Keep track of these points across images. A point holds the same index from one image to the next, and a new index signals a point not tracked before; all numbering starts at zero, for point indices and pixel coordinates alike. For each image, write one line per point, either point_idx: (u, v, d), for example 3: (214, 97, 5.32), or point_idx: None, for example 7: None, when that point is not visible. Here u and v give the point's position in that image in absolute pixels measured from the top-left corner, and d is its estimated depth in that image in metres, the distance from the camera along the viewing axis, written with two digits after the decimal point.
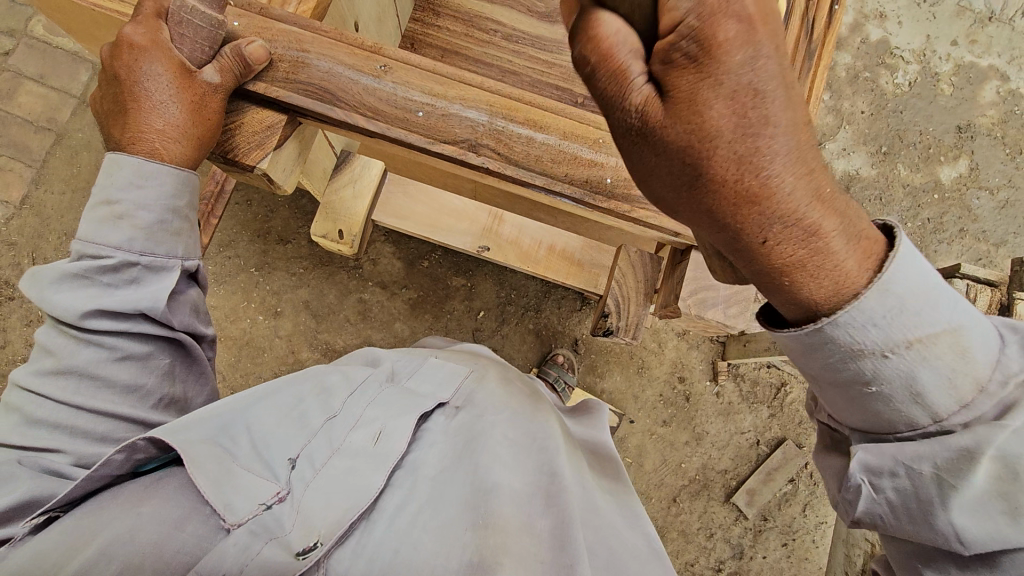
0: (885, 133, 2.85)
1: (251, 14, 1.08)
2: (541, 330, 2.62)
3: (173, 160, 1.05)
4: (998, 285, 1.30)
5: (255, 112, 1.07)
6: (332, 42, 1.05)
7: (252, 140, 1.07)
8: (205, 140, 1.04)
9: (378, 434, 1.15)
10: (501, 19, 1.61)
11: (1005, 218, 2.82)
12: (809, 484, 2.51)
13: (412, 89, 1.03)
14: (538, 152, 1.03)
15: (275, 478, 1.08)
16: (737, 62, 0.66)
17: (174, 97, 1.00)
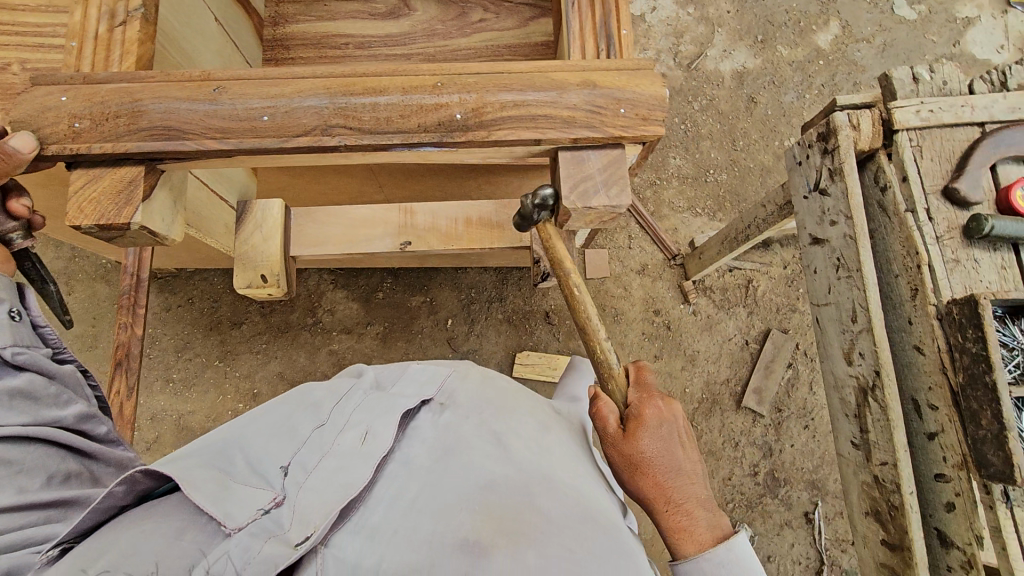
0: (755, 23, 2.97)
1: (76, 85, 1.01)
2: (512, 316, 2.65)
3: None
4: (875, 104, 1.37)
5: (109, 174, 0.99)
6: (162, 84, 0.99)
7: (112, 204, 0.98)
8: None
9: (365, 435, 1.18)
10: (351, 33, 1.65)
11: (890, 59, 2.95)
12: (807, 361, 2.59)
13: (249, 98, 0.96)
14: (389, 114, 0.95)
15: (272, 486, 1.08)
16: (649, 432, 1.23)
17: None
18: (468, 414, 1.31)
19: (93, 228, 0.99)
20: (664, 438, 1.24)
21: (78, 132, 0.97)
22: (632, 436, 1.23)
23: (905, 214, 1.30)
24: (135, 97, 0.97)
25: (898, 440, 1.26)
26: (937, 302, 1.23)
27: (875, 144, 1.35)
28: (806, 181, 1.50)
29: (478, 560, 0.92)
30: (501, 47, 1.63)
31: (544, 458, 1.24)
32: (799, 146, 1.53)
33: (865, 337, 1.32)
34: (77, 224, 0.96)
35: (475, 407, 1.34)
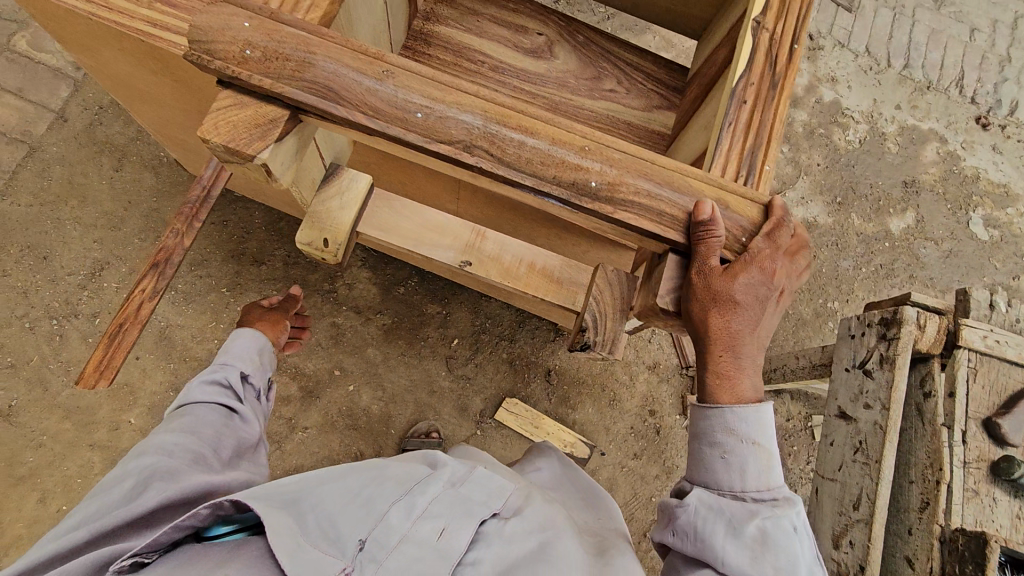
0: (839, 185, 3.10)
1: (262, 15, 0.80)
2: (515, 360, 2.63)
3: (229, 130, 0.78)
4: (946, 312, 1.39)
5: (257, 105, 0.80)
6: (341, 47, 0.79)
7: (250, 130, 0.79)
8: (226, 135, 0.77)
9: (444, 530, 1.09)
10: (489, 51, 1.54)
11: (949, 267, 3.07)
12: None
13: (412, 93, 0.79)
14: (530, 154, 0.80)
15: (343, 555, 1.02)
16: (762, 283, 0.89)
17: (215, 123, 0.78)
18: (542, 522, 1.20)
19: (219, 150, 0.79)
20: (749, 312, 0.91)
21: (246, 59, 0.78)
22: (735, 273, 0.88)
23: (939, 427, 1.30)
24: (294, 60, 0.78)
25: None
26: (944, 523, 1.23)
27: (934, 350, 1.36)
28: (854, 355, 1.52)
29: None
30: (618, 120, 1.54)
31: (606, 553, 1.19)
32: (856, 321, 1.55)
33: (860, 528, 1.31)
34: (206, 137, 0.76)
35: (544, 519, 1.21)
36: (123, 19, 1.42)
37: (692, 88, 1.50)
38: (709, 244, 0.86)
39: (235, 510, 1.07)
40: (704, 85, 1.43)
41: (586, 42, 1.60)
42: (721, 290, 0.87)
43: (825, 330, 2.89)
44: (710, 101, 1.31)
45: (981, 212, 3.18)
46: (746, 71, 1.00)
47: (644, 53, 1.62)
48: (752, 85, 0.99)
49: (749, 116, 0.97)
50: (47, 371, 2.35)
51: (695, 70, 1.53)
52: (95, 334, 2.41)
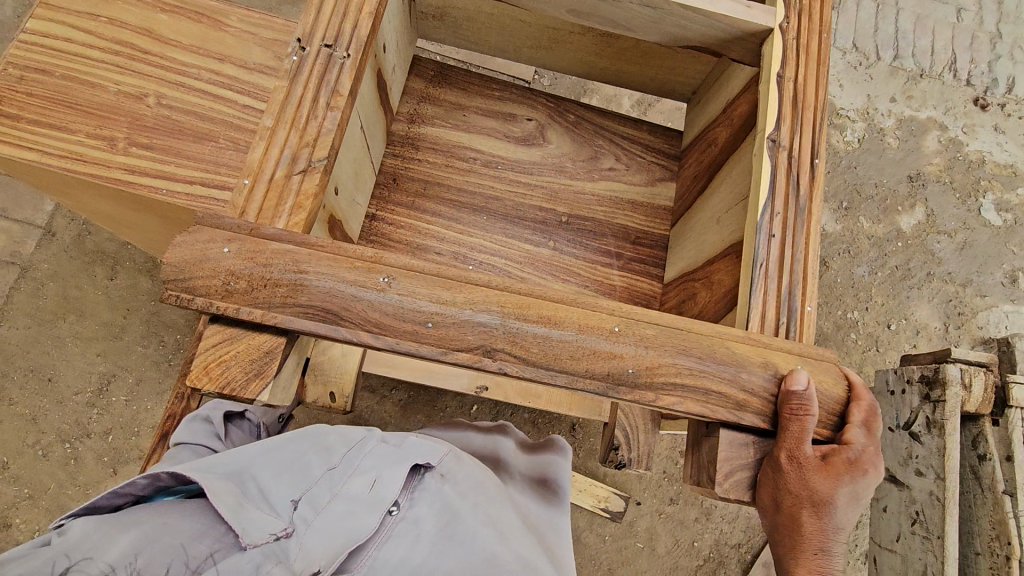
0: (843, 189, 3.03)
1: (240, 236, 0.94)
2: (537, 418, 2.57)
3: (228, 378, 0.91)
4: (989, 365, 1.31)
5: (249, 337, 0.93)
6: (331, 257, 0.93)
7: (246, 369, 0.92)
8: (231, 379, 0.91)
9: (376, 483, 1.03)
10: (479, 146, 1.48)
11: (966, 258, 3.00)
12: None
13: (419, 300, 0.91)
14: (558, 350, 0.92)
15: (279, 516, 0.99)
16: (848, 454, 0.97)
17: (222, 371, 0.91)
18: (476, 482, 1.08)
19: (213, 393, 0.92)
20: (845, 499, 1.00)
21: (231, 291, 0.90)
22: (828, 464, 0.97)
23: (1002, 496, 1.24)
24: (281, 284, 0.91)
25: None
26: None
27: (984, 409, 1.30)
28: (897, 414, 1.44)
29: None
30: (623, 200, 1.48)
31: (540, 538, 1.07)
32: (893, 374, 1.46)
33: None
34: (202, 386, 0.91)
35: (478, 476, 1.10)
36: (104, 171, 1.35)
37: (690, 161, 1.45)
38: (803, 430, 0.94)
39: (179, 482, 0.98)
40: (703, 163, 1.39)
41: (577, 120, 1.54)
42: (816, 474, 0.95)
43: (848, 341, 2.82)
44: (714, 189, 1.30)
45: (991, 197, 3.10)
46: (768, 201, 1.08)
47: (637, 122, 1.57)
48: (777, 213, 1.08)
49: (779, 253, 1.06)
50: (66, 497, 2.30)
51: (691, 139, 1.48)
52: (112, 451, 2.38)
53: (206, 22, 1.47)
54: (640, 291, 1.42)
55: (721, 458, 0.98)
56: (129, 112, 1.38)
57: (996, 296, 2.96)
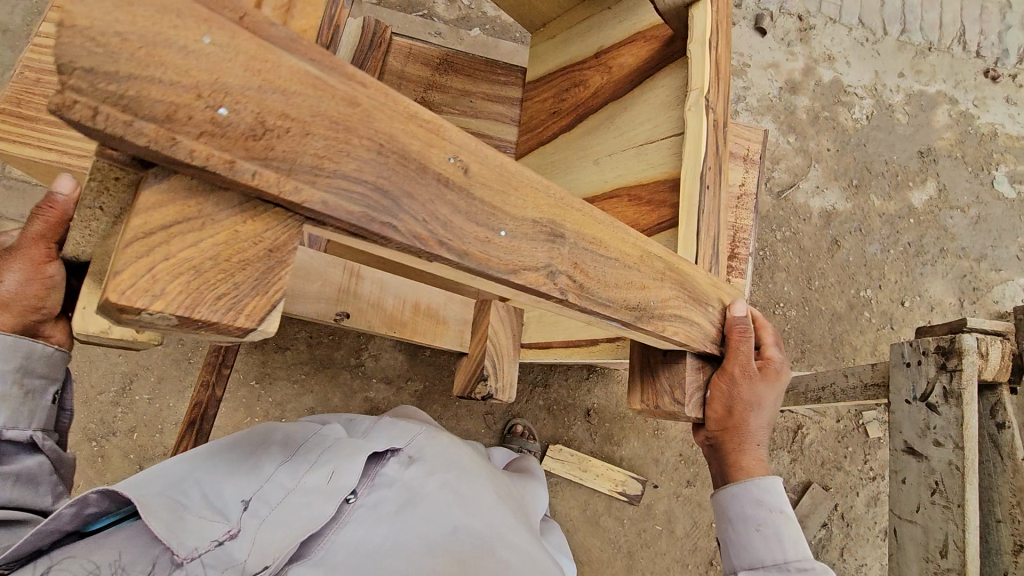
0: (853, 167, 3.01)
1: (229, 21, 0.49)
2: (553, 405, 2.59)
3: (215, 298, 0.51)
4: (1006, 334, 1.32)
5: (239, 224, 0.52)
6: (386, 112, 0.57)
7: (238, 282, 0.52)
8: (214, 296, 0.51)
9: (334, 475, 1.09)
10: (487, 133, 1.50)
11: (980, 232, 2.97)
12: (844, 526, 2.49)
13: (500, 201, 0.66)
14: (611, 278, 0.79)
15: (226, 518, 1.03)
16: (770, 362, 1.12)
17: (187, 278, 0.50)
18: (440, 464, 1.21)
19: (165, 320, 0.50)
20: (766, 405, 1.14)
21: (220, 134, 0.47)
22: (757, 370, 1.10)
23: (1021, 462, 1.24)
24: (315, 153, 0.52)
25: None
26: None
27: (1001, 377, 1.30)
28: (913, 385, 1.44)
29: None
30: None
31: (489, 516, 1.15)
32: (909, 346, 1.47)
33: None
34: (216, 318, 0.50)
35: (438, 462, 1.22)
36: None
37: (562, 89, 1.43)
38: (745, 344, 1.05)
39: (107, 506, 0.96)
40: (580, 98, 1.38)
41: None
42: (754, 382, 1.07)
43: (863, 320, 2.81)
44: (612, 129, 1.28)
45: (1004, 170, 3.07)
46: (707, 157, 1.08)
47: None
48: (710, 168, 1.08)
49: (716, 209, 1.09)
50: None
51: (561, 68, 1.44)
52: (136, 449, 2.42)
53: None
54: None
55: (682, 386, 1.03)
56: None
57: (1012, 269, 2.93)
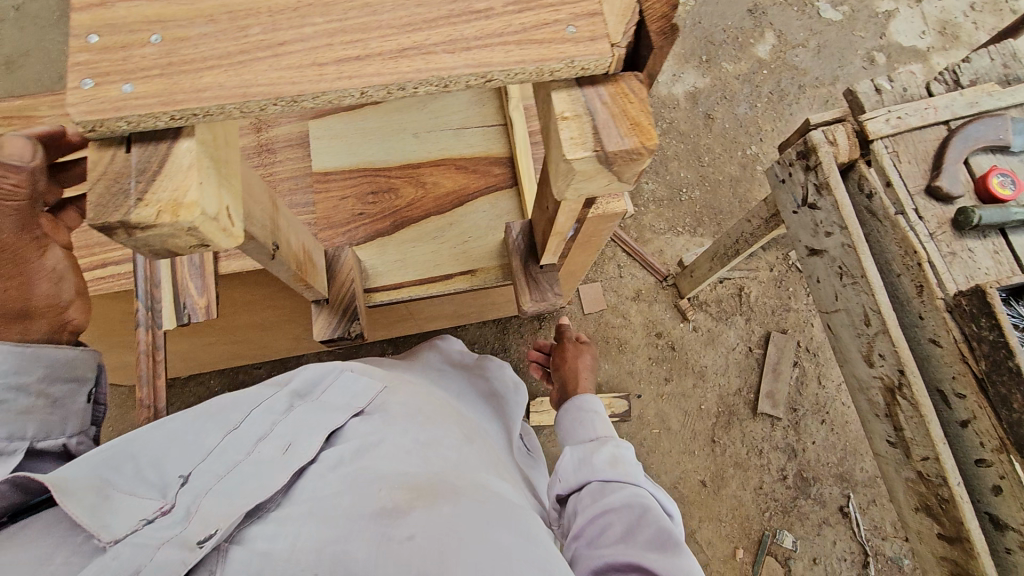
0: (698, 45, 3.16)
1: None
2: (519, 363, 2.62)
3: (626, 153, 0.56)
4: (844, 118, 1.45)
5: (609, 86, 0.58)
6: None
7: (633, 112, 0.57)
8: (640, 124, 0.57)
9: (290, 444, 0.86)
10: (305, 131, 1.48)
11: (825, 59, 3.18)
12: (811, 357, 2.65)
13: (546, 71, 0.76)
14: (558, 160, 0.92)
15: (162, 493, 0.79)
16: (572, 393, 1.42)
17: (623, 129, 0.57)
18: (404, 413, 1.00)
19: (628, 156, 0.56)
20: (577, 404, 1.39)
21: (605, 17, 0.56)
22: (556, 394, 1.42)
23: (896, 217, 1.35)
24: None
25: (937, 434, 1.29)
26: (944, 295, 1.29)
27: (854, 155, 1.42)
28: (793, 196, 1.55)
29: (401, 530, 0.70)
30: (484, 102, 1.50)
31: (461, 471, 0.93)
32: (778, 165, 1.58)
33: (883, 338, 1.36)
34: (655, 141, 0.57)
35: (403, 411, 1.01)
36: None
37: None
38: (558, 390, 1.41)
39: (29, 495, 0.73)
40: None
41: None
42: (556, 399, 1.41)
43: (759, 174, 2.96)
44: (411, 108, 1.48)
45: None
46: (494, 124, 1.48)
47: None
48: (494, 126, 1.48)
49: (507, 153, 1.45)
50: None
51: None
52: None
53: (18, 122, 1.43)
54: (459, 189, 1.42)
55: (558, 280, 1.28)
56: None
57: (864, 80, 3.15)
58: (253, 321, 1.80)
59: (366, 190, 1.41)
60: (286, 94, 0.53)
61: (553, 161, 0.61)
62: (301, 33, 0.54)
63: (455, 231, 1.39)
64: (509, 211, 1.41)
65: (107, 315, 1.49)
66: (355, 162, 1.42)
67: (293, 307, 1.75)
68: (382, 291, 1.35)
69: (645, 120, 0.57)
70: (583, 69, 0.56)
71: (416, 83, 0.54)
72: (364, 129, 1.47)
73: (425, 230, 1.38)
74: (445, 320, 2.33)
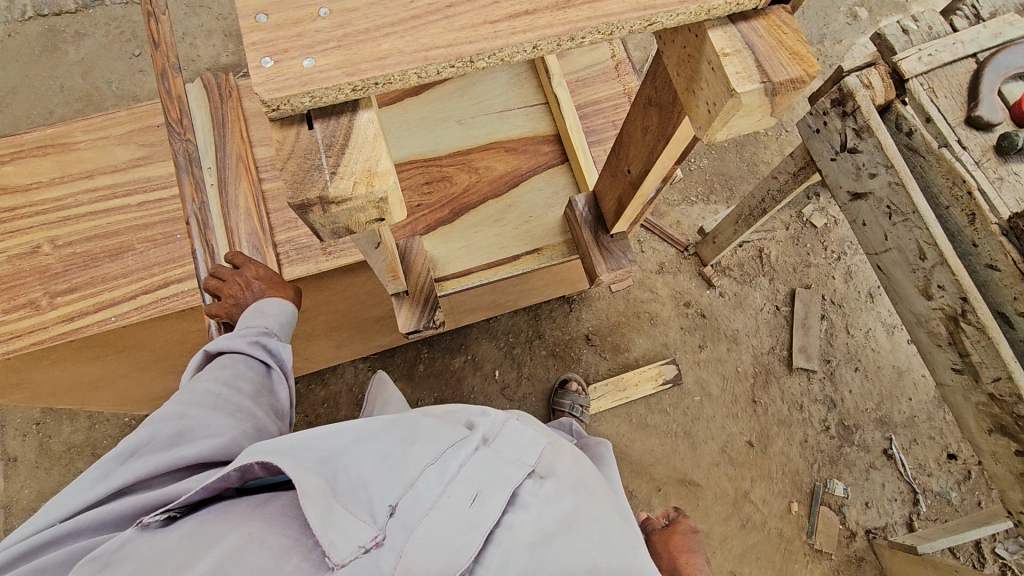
0: None
1: None
2: (554, 348, 2.63)
3: (790, 80, 0.58)
4: (874, 62, 1.49)
5: (759, 20, 0.60)
6: None
7: (786, 40, 0.59)
8: (797, 51, 0.58)
9: (480, 498, 0.79)
10: None
11: (809, 19, 3.24)
12: (836, 309, 2.71)
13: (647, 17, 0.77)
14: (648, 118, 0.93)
15: (374, 518, 0.75)
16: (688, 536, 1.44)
17: (785, 58, 0.58)
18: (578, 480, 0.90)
19: (791, 83, 0.58)
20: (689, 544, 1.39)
21: None
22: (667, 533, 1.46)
23: (941, 151, 1.39)
24: None
25: (1006, 354, 1.33)
26: (998, 220, 1.33)
27: (889, 96, 1.46)
28: (831, 144, 1.59)
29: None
30: (523, 83, 1.50)
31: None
32: (812, 115, 1.62)
33: (941, 269, 1.40)
34: (813, 67, 0.58)
35: (576, 475, 0.90)
36: (46, 333, 1.28)
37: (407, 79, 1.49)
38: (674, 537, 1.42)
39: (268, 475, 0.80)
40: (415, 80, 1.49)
41: None
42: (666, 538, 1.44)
43: (762, 137, 3.01)
44: (451, 96, 1.47)
45: None
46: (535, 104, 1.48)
47: None
48: (534, 105, 1.49)
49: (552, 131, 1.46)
50: None
51: None
52: None
53: (54, 151, 1.39)
54: (512, 170, 1.43)
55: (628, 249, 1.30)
56: (38, 267, 1.31)
57: (849, 36, 3.22)
58: (304, 331, 1.78)
59: (420, 181, 1.40)
60: (467, 53, 0.53)
61: (706, 100, 0.62)
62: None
63: (515, 211, 1.40)
64: (564, 187, 1.43)
65: (167, 337, 1.46)
66: (405, 155, 1.42)
67: (345, 311, 1.74)
68: (451, 278, 1.35)
69: (800, 49, 0.59)
70: (738, 4, 0.57)
71: (587, 31, 0.55)
72: (408, 122, 1.46)
73: (486, 215, 1.39)
74: (482, 312, 2.32)
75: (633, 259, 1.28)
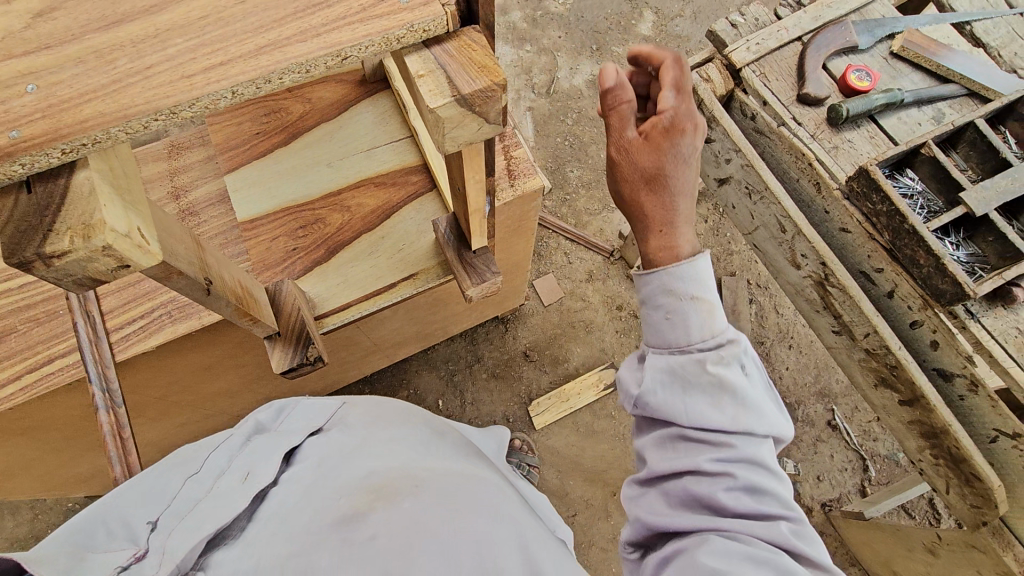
0: (587, 37, 3.33)
1: None
2: (495, 369, 2.66)
3: (479, 92, 0.64)
4: (712, 58, 1.58)
5: (452, 44, 0.67)
6: None
7: (475, 56, 0.65)
8: (484, 65, 0.65)
9: (248, 476, 1.04)
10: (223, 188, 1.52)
11: (703, 23, 3.40)
12: (763, 291, 2.78)
13: None
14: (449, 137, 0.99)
15: (137, 542, 0.94)
16: (684, 125, 1.15)
17: (474, 72, 0.64)
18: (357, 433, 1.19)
19: (480, 92, 0.64)
20: (685, 164, 1.15)
21: None
22: (647, 138, 1.15)
23: (780, 129, 1.47)
24: None
25: (868, 309, 1.39)
26: (838, 184, 1.41)
27: (729, 86, 1.56)
28: None
29: (360, 528, 0.85)
30: (387, 121, 1.57)
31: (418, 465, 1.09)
32: None
33: (800, 239, 1.46)
34: (502, 76, 0.65)
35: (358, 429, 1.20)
36: None
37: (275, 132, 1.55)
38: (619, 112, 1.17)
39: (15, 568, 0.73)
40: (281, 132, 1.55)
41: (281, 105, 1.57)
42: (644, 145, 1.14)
43: None
44: (318, 142, 1.54)
45: None
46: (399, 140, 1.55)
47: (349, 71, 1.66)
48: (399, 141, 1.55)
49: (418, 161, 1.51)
50: None
51: (264, 122, 1.55)
52: None
53: None
54: (382, 204, 1.48)
55: (493, 262, 1.35)
56: None
57: None
58: (219, 388, 1.80)
59: (294, 226, 1.45)
60: (164, 107, 0.58)
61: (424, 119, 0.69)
62: (169, 54, 0.60)
63: (388, 242, 1.45)
64: (434, 212, 1.49)
65: (66, 413, 1.47)
66: (277, 204, 1.47)
67: (254, 363, 1.76)
68: (330, 315, 1.39)
69: (490, 62, 0.65)
70: (423, 31, 0.63)
71: (278, 72, 0.60)
72: (279, 172, 1.52)
73: (359, 249, 1.44)
74: (412, 344, 2.36)
75: (497, 271, 1.33)
